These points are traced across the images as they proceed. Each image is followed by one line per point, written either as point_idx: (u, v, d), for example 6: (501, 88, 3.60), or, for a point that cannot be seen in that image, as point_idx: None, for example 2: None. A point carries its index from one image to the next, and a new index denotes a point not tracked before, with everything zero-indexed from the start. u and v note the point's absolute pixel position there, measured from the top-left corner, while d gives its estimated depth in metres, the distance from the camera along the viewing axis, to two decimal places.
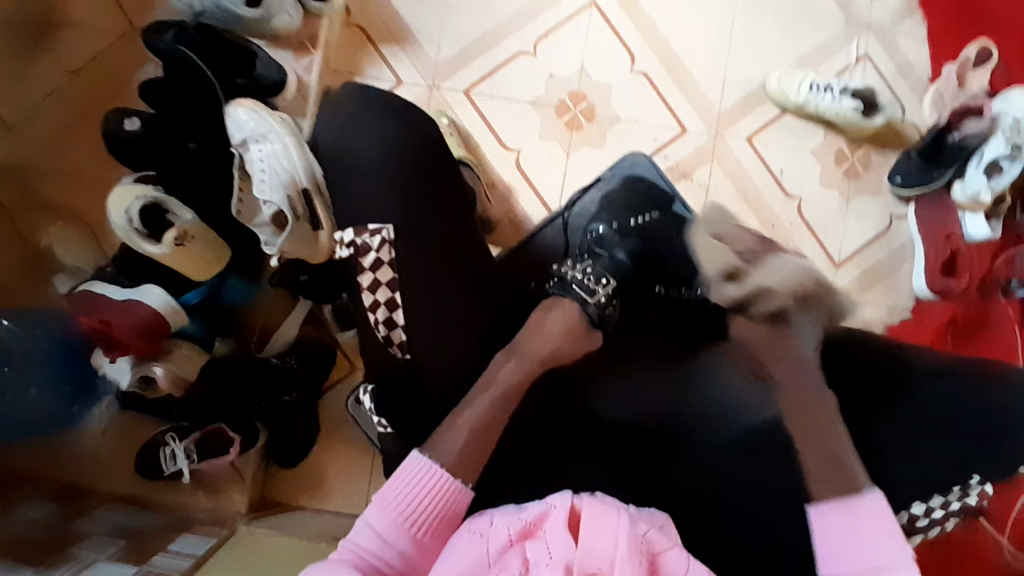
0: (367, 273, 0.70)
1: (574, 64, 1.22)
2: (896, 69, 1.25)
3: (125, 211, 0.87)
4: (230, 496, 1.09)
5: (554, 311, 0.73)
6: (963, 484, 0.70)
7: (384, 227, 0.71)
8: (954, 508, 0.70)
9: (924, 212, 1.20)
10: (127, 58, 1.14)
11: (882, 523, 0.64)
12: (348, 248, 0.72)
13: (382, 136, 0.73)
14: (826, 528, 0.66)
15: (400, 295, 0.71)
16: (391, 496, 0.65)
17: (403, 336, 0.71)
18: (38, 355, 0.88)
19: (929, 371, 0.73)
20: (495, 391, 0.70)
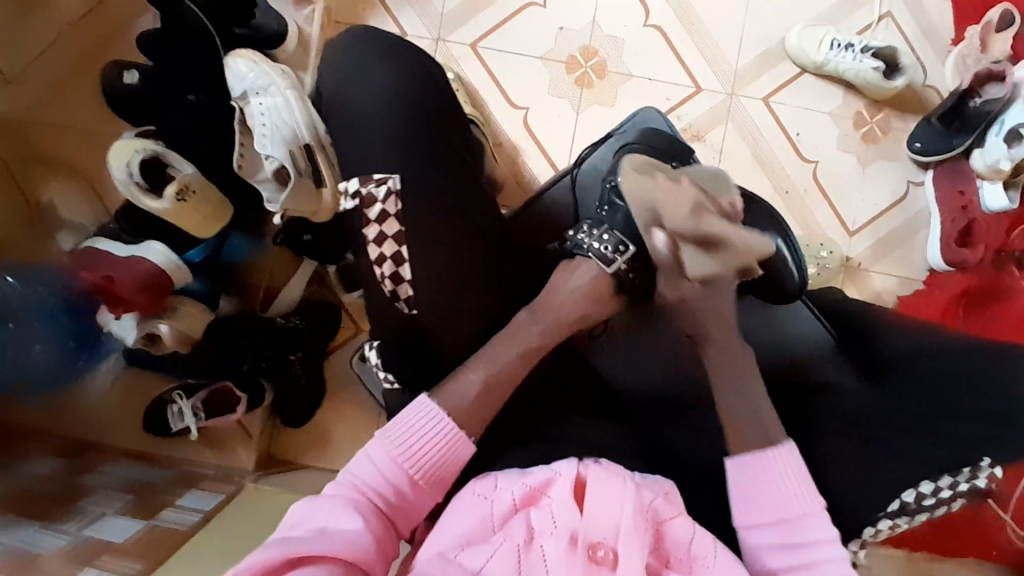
0: (373, 226, 0.70)
1: (585, 17, 1.17)
2: (924, 26, 1.19)
3: (126, 165, 0.86)
4: (238, 452, 1.11)
5: (578, 267, 0.72)
6: (973, 465, 0.65)
7: (390, 177, 0.70)
8: (962, 488, 0.66)
9: (940, 179, 1.17)
10: (126, 8, 1.10)
11: (791, 471, 0.63)
12: (353, 199, 0.71)
13: (386, 85, 0.72)
14: (740, 476, 0.64)
15: (407, 249, 0.70)
16: (394, 436, 0.64)
17: (409, 291, 0.70)
18: (36, 313, 0.89)
19: (946, 342, 0.72)
20: (513, 349, 0.68)
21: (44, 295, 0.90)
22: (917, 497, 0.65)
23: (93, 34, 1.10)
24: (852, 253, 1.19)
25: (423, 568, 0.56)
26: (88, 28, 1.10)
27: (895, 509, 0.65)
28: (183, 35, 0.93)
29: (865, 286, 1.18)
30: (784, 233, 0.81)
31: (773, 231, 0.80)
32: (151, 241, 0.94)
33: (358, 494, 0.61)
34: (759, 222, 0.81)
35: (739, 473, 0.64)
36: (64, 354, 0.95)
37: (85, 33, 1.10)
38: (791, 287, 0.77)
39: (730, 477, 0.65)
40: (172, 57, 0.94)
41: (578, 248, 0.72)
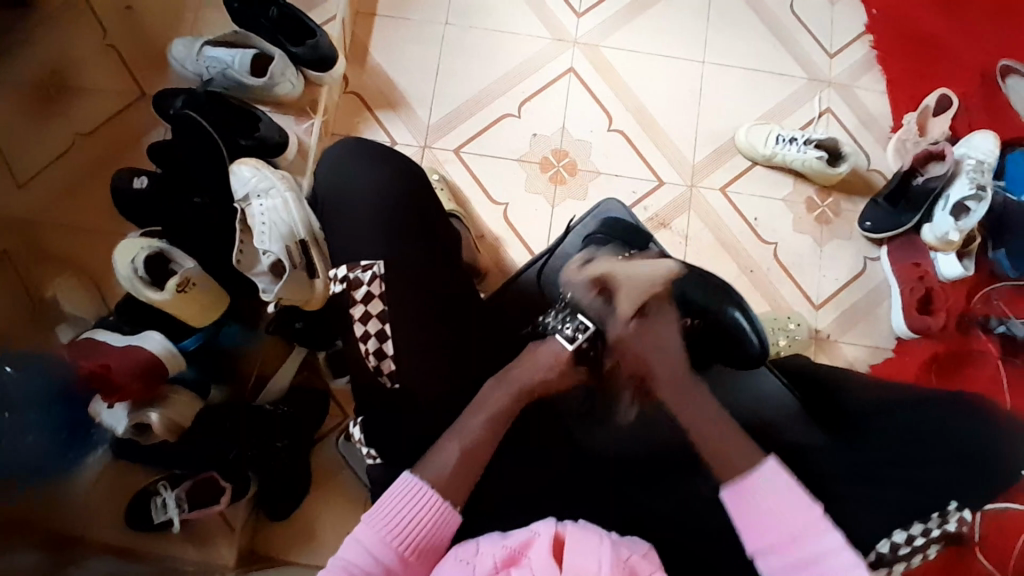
0: (359, 304, 0.76)
1: (556, 124, 1.31)
2: (859, 122, 1.34)
3: (131, 262, 0.93)
4: (218, 546, 1.08)
5: (548, 342, 0.86)
6: (941, 511, 0.74)
7: (375, 263, 0.77)
8: (935, 534, 0.73)
9: (895, 253, 1.26)
10: (141, 123, 1.23)
11: (782, 487, 0.70)
12: (341, 282, 0.78)
13: (373, 183, 0.81)
14: (739, 506, 0.72)
15: (390, 326, 0.75)
16: (379, 513, 0.68)
17: (393, 365, 0.75)
18: (31, 400, 0.94)
19: (870, 402, 0.84)
20: (486, 413, 0.75)
21: (37, 383, 0.96)
22: (892, 547, 0.72)
23: (107, 146, 1.22)
24: (820, 325, 1.25)
25: None
26: (102, 140, 1.22)
27: (872, 560, 0.73)
28: (192, 139, 1.05)
29: (837, 356, 1.24)
30: (741, 305, 0.94)
31: (727, 305, 0.92)
32: (149, 331, 0.99)
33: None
34: (715, 298, 0.92)
35: (739, 506, 0.71)
36: (54, 449, 0.98)
37: (99, 143, 1.22)
38: (754, 351, 0.90)
39: (732, 505, 0.72)
40: (184, 164, 1.06)
41: (549, 329, 0.88)
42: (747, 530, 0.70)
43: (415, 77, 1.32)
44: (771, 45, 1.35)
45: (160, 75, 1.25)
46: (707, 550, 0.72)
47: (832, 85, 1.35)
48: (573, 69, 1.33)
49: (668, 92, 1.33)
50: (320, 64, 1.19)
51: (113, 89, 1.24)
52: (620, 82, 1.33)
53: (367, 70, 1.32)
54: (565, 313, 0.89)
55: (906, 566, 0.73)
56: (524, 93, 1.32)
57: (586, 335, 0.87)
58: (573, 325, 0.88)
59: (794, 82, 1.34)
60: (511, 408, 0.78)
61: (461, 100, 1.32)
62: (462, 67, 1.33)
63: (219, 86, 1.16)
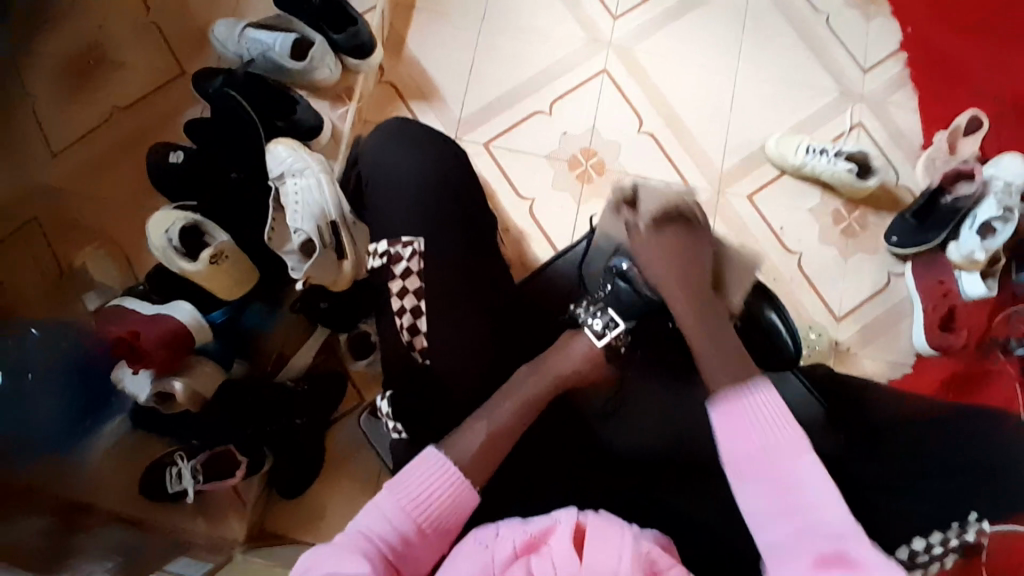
0: (398, 279, 0.77)
1: (586, 123, 1.32)
2: (890, 137, 1.34)
3: (166, 232, 0.95)
4: (229, 521, 1.09)
5: (578, 337, 0.82)
6: (962, 521, 0.72)
7: (416, 239, 0.79)
8: (954, 544, 0.72)
9: (920, 270, 1.25)
10: (178, 99, 1.25)
11: (770, 408, 0.69)
12: (382, 256, 0.79)
13: (418, 161, 0.83)
14: (726, 422, 0.70)
15: (425, 304, 0.76)
16: (404, 484, 0.68)
17: (425, 342, 0.76)
18: (56, 368, 0.97)
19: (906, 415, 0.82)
20: (514, 402, 0.74)
21: (65, 352, 0.99)
22: (911, 554, 0.72)
23: (143, 121, 1.23)
24: (841, 337, 1.25)
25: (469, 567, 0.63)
26: (137, 114, 1.24)
27: None
28: (230, 116, 1.08)
29: (856, 368, 1.24)
30: (776, 306, 0.96)
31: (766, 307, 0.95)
32: (179, 301, 1.00)
33: (364, 541, 0.64)
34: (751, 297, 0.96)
35: (723, 430, 0.70)
36: (69, 418, 0.99)
37: (134, 118, 1.23)
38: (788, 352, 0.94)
39: (715, 423, 0.71)
40: (219, 143, 1.09)
41: (579, 321, 0.84)
42: (726, 449, 0.69)
43: (450, 70, 1.34)
44: (805, 56, 1.36)
45: (200, 54, 1.27)
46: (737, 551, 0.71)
47: (865, 99, 1.35)
48: (606, 71, 1.34)
49: (698, 97, 1.34)
50: (359, 52, 1.20)
51: (154, 65, 1.26)
52: (651, 85, 1.34)
53: (403, 62, 1.34)
54: (597, 305, 0.85)
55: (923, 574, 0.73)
56: (556, 91, 1.33)
57: (614, 332, 0.82)
58: (603, 319, 0.83)
59: (827, 94, 1.35)
60: (540, 397, 0.75)
61: (493, 96, 1.33)
62: (496, 63, 1.34)
63: (259, 67, 1.18)
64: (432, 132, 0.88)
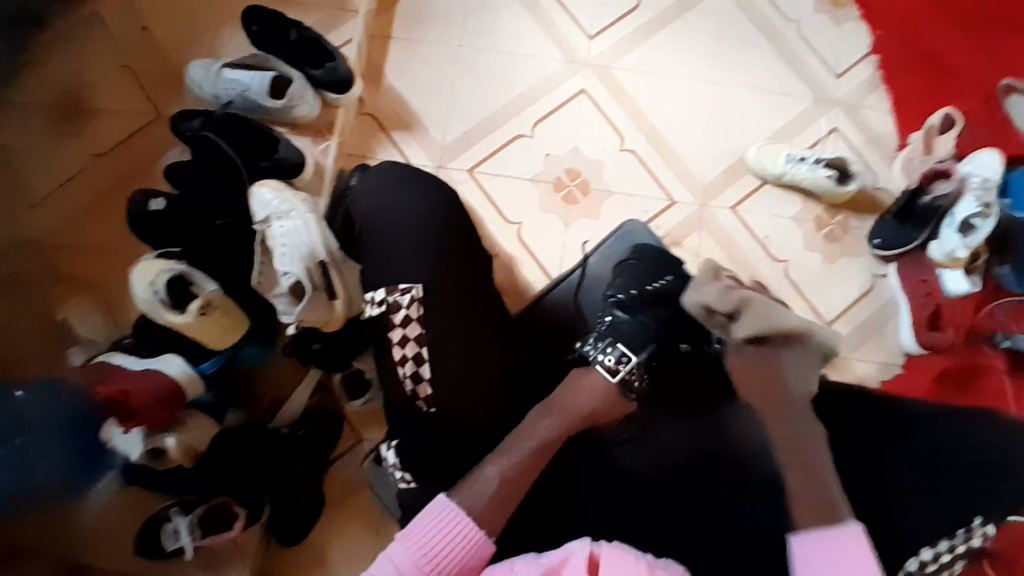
0: (397, 328, 0.77)
1: (569, 143, 1.33)
2: (866, 141, 1.36)
3: (150, 284, 0.93)
4: (230, 571, 1.07)
5: (590, 372, 0.81)
6: (966, 527, 0.77)
7: (414, 286, 0.78)
8: (959, 551, 0.77)
9: (903, 270, 1.28)
10: (156, 142, 1.22)
11: (861, 558, 0.67)
12: (379, 305, 0.78)
13: (412, 201, 0.84)
14: (811, 557, 0.69)
15: (427, 350, 0.76)
16: (416, 532, 0.67)
17: (429, 390, 0.75)
18: (46, 425, 0.91)
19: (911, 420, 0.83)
20: (529, 443, 0.73)
21: (54, 407, 0.93)
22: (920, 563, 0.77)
23: (120, 166, 1.21)
24: None
25: None
26: (113, 160, 1.21)
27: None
28: (211, 160, 1.08)
29: (848, 372, 1.25)
30: (785, 339, 0.91)
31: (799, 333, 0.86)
32: (168, 353, 0.98)
33: None
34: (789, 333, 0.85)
35: (802, 559, 0.69)
36: (61, 474, 0.94)
37: (111, 164, 1.21)
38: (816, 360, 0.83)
39: (796, 553, 0.70)
40: (200, 187, 1.07)
41: (588, 358, 0.83)
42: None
43: (430, 98, 1.33)
44: (779, 66, 1.38)
45: (176, 94, 1.25)
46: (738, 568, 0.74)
47: (839, 105, 1.37)
48: (585, 90, 1.35)
49: (678, 112, 1.35)
50: (337, 87, 1.19)
51: (129, 107, 1.24)
52: (631, 101, 1.35)
53: (382, 92, 1.33)
54: (605, 339, 0.84)
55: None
56: (537, 114, 1.34)
57: (629, 365, 0.81)
58: (616, 353, 0.82)
59: (802, 102, 1.37)
60: (553, 438, 0.74)
61: (474, 121, 1.33)
62: (476, 89, 1.34)
63: (237, 107, 1.17)
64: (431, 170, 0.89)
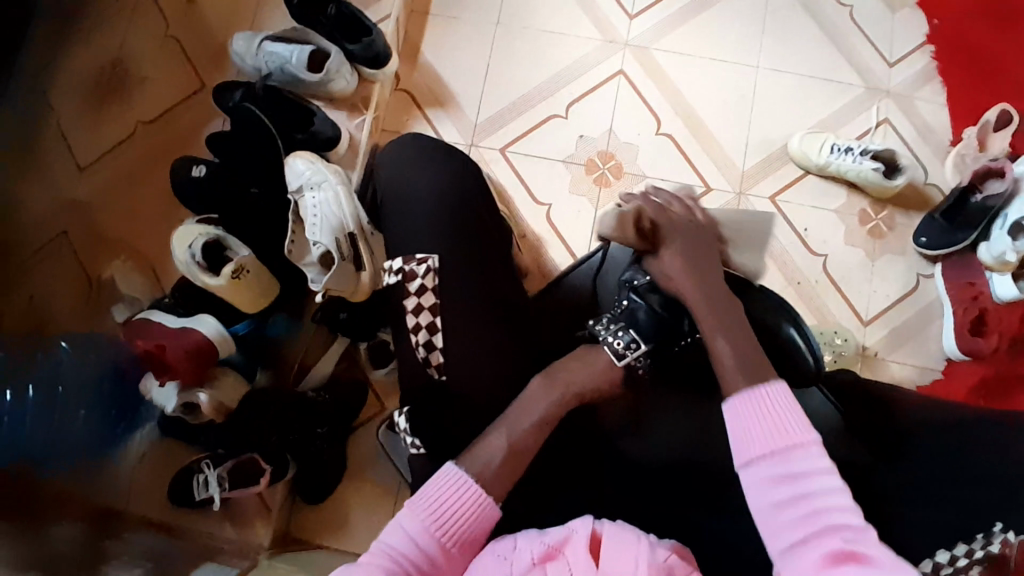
0: (412, 297, 0.78)
1: (603, 126, 1.31)
2: (919, 134, 1.29)
3: (189, 247, 0.97)
4: (255, 527, 1.12)
5: (596, 352, 0.80)
6: (985, 532, 0.67)
7: (429, 256, 0.79)
8: (979, 556, 0.67)
9: (951, 271, 1.21)
10: (199, 112, 1.27)
11: (786, 407, 0.69)
12: (396, 274, 0.80)
13: (431, 179, 0.84)
14: (737, 416, 0.70)
15: (440, 321, 0.78)
16: (423, 500, 0.68)
17: (441, 358, 0.77)
18: (85, 378, 1.00)
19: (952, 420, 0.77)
20: (533, 416, 0.74)
21: (95, 362, 1.02)
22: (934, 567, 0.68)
23: (165, 135, 1.26)
24: (868, 341, 1.22)
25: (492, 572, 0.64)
26: (160, 129, 1.26)
27: None
28: (245, 128, 1.09)
29: (884, 374, 1.21)
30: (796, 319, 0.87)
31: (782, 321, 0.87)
32: (203, 314, 1.03)
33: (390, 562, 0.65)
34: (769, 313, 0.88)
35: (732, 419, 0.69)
36: (104, 424, 1.03)
37: (158, 132, 1.26)
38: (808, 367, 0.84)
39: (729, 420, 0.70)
40: (237, 157, 1.10)
41: (597, 337, 0.81)
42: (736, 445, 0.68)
43: (465, 76, 1.33)
44: (829, 52, 1.32)
45: (219, 67, 1.29)
46: None
47: (892, 94, 1.30)
48: (622, 72, 1.33)
49: (717, 97, 1.31)
50: (374, 62, 1.21)
51: (175, 78, 1.29)
52: (669, 84, 1.32)
53: (418, 69, 1.34)
54: (618, 322, 0.81)
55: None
56: (572, 94, 1.32)
57: (637, 353, 0.79)
58: (626, 338, 0.79)
59: (852, 90, 1.31)
60: (555, 415, 0.74)
61: (508, 100, 1.32)
62: (510, 68, 1.33)
63: (277, 80, 1.20)
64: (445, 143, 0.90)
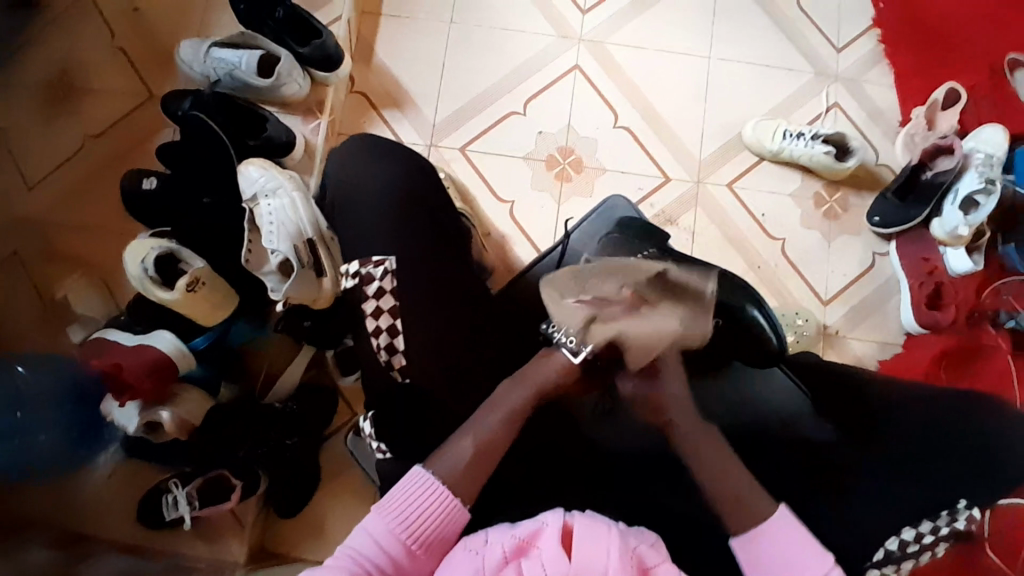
0: (371, 300, 0.78)
1: (562, 121, 1.31)
2: (867, 116, 1.33)
3: (142, 261, 0.95)
4: (229, 543, 1.09)
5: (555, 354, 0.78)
6: (951, 509, 0.77)
7: (388, 258, 0.79)
8: (943, 533, 0.76)
9: (903, 248, 1.25)
10: (147, 123, 1.24)
11: (793, 538, 0.70)
12: (354, 278, 0.80)
13: (384, 178, 0.84)
14: (749, 553, 0.70)
15: (402, 321, 0.77)
16: (390, 503, 0.68)
17: (404, 360, 0.76)
18: (46, 400, 0.96)
19: (907, 397, 0.83)
20: (499, 416, 0.74)
21: (57, 383, 0.98)
22: (900, 545, 0.75)
23: (114, 148, 1.23)
24: (828, 321, 1.25)
25: (461, 566, 0.64)
26: (108, 143, 1.23)
27: (880, 558, 0.74)
28: (196, 138, 1.07)
29: (846, 351, 1.24)
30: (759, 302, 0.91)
31: (747, 305, 0.89)
32: (161, 329, 1.00)
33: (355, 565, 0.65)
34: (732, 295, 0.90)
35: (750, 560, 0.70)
36: (64, 448, 0.99)
37: (106, 146, 1.23)
38: (772, 347, 0.88)
39: (739, 551, 0.71)
40: (190, 167, 1.08)
41: (553, 340, 0.79)
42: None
43: (421, 76, 1.33)
44: (778, 39, 1.35)
45: (166, 77, 1.26)
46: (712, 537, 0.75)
47: (840, 79, 1.34)
48: (578, 66, 1.33)
49: (672, 87, 1.33)
50: (327, 65, 1.19)
51: (121, 89, 1.25)
52: (624, 76, 1.33)
53: (373, 71, 1.32)
54: (572, 319, 0.79)
55: (914, 564, 0.75)
56: (529, 91, 1.32)
57: (591, 348, 0.77)
58: (578, 333, 0.78)
59: (802, 76, 1.34)
60: (523, 410, 0.75)
61: (466, 99, 1.32)
62: (466, 66, 1.33)
63: (226, 86, 1.17)
64: (401, 146, 0.89)
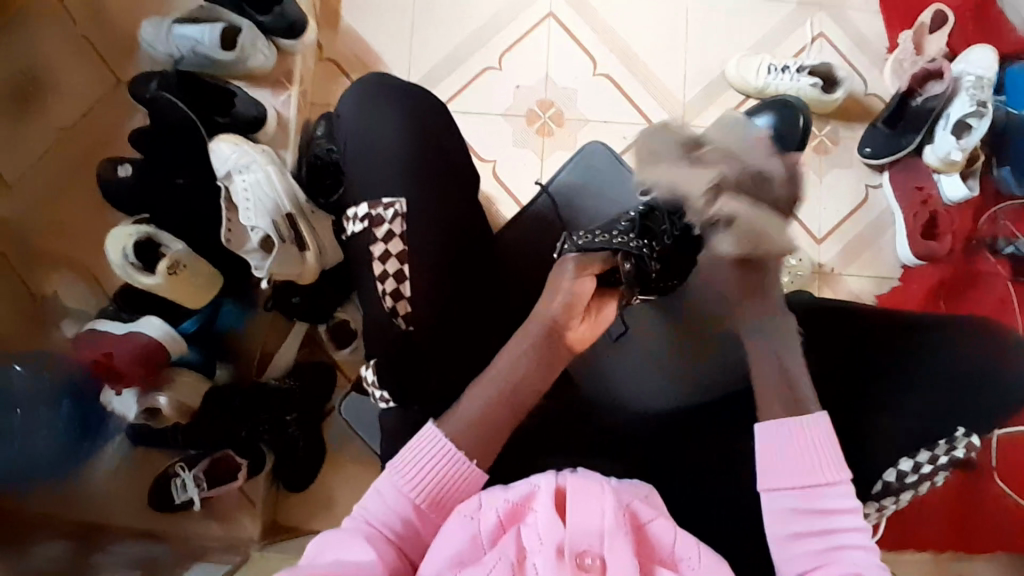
0: (379, 243, 0.76)
1: (539, 73, 1.27)
2: (853, 44, 1.28)
3: (121, 250, 0.92)
4: (241, 521, 1.12)
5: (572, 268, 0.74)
6: (949, 437, 0.76)
7: (396, 201, 0.77)
8: (942, 462, 0.76)
9: (897, 178, 1.22)
10: (117, 111, 1.22)
11: (823, 445, 0.67)
12: (362, 221, 0.78)
13: (391, 117, 0.81)
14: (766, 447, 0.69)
15: (409, 266, 0.76)
16: (401, 464, 0.66)
17: (409, 306, 0.75)
18: (47, 397, 0.94)
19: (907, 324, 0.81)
20: (525, 348, 0.70)
21: (53, 380, 0.95)
22: (897, 476, 0.75)
23: (87, 139, 1.20)
24: (822, 258, 1.23)
25: (458, 532, 0.61)
26: (81, 133, 1.21)
27: (878, 489, 0.75)
28: (168, 121, 1.05)
29: (841, 288, 1.22)
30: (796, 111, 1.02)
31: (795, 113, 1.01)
32: (148, 316, 0.99)
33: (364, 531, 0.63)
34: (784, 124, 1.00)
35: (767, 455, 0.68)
36: (67, 446, 0.97)
37: (79, 135, 1.20)
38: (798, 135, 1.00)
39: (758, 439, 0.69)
40: (161, 149, 1.05)
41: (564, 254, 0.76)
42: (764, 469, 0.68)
43: (391, 38, 1.28)
44: None
45: (131, 57, 1.24)
46: (710, 484, 0.75)
47: (824, 7, 1.29)
48: (552, 14, 1.29)
49: (651, 29, 1.28)
50: (290, 31, 1.17)
51: (85, 75, 1.22)
52: (600, 21, 1.29)
53: (340, 36, 1.28)
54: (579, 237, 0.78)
55: (913, 493, 0.76)
56: (503, 44, 1.28)
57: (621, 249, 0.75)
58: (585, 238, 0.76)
59: (785, 8, 1.29)
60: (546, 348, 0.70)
61: (439, 58, 1.28)
62: (437, 23, 1.29)
63: (190, 64, 1.13)
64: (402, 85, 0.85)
